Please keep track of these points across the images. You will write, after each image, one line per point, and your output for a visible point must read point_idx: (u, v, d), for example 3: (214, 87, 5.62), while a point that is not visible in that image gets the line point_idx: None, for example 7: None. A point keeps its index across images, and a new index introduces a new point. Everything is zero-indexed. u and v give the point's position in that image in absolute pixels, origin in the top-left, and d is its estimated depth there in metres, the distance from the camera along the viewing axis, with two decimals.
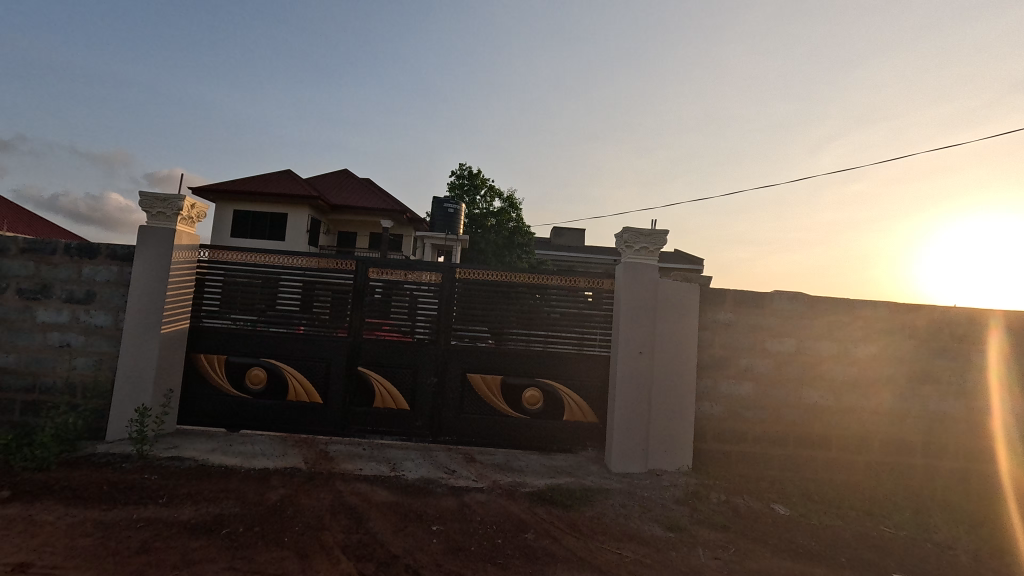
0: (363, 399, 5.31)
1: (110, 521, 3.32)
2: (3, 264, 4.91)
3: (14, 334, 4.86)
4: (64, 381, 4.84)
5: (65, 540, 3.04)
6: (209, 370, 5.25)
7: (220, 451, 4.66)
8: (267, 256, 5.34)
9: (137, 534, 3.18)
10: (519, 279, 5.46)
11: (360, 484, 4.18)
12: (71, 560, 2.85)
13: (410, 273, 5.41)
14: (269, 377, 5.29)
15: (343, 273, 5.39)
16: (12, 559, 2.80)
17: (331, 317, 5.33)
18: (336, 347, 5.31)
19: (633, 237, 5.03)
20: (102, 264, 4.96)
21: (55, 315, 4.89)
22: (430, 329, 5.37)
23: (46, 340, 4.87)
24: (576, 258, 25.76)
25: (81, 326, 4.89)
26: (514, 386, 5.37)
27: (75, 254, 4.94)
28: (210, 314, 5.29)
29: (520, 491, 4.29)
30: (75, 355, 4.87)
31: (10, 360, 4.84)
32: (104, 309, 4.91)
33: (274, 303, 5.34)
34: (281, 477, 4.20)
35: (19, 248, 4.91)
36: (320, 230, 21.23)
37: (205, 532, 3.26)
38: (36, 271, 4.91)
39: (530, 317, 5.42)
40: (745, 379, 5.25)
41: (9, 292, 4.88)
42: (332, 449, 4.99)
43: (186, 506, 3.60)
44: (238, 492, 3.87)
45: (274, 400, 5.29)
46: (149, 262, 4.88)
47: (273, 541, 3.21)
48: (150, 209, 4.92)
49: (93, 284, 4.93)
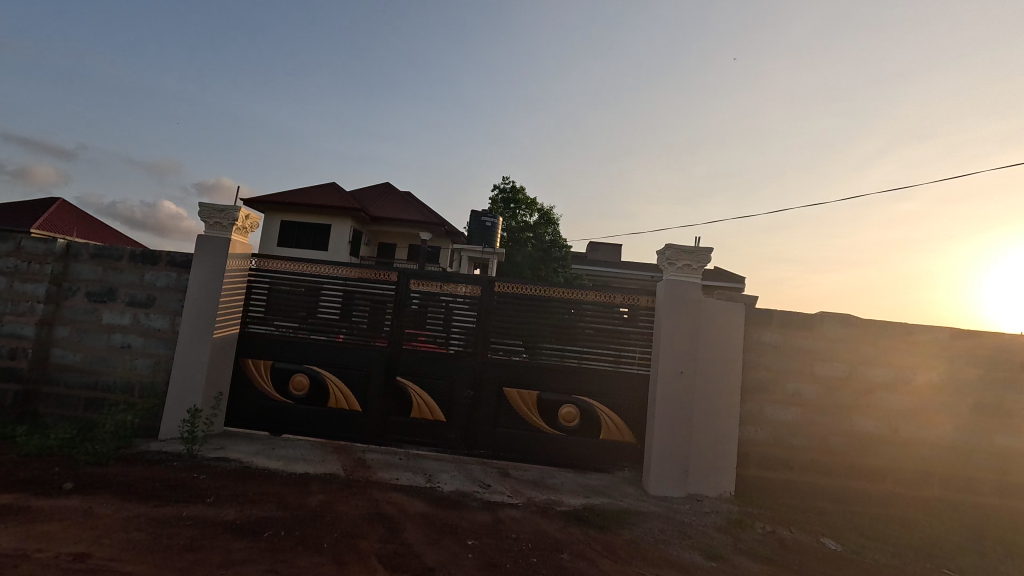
0: (400, 409, 5.37)
1: (161, 517, 3.45)
2: (75, 268, 5.25)
3: (81, 334, 5.18)
4: (124, 380, 5.11)
5: (120, 534, 3.18)
6: (255, 375, 5.44)
7: (263, 454, 4.80)
8: (311, 266, 5.54)
9: (186, 531, 3.30)
10: (554, 292, 5.44)
11: (396, 494, 4.22)
12: (125, 553, 2.97)
13: (447, 285, 5.49)
14: (311, 384, 5.43)
15: (382, 284, 5.51)
16: (73, 548, 2.95)
17: (371, 327, 5.46)
18: (374, 356, 5.42)
19: (675, 254, 4.94)
20: (162, 270, 5.24)
21: (118, 317, 5.18)
22: (465, 341, 5.41)
23: (109, 341, 5.16)
24: (611, 275, 25.55)
25: (140, 328, 5.16)
26: (550, 402, 5.32)
27: (138, 260, 5.25)
28: (256, 321, 5.51)
29: (555, 510, 4.22)
30: (135, 356, 5.13)
31: (76, 359, 5.15)
32: (162, 313, 5.18)
33: (315, 311, 5.50)
34: (320, 483, 4.27)
35: (90, 254, 5.26)
36: (361, 241, 21.84)
37: (248, 534, 3.34)
38: (104, 275, 5.23)
39: (565, 331, 5.39)
40: (791, 405, 5.04)
41: (78, 294, 5.22)
42: (369, 457, 5.05)
43: (231, 506, 3.71)
44: (280, 496, 3.96)
45: (315, 406, 5.42)
46: (204, 268, 5.13)
47: (312, 547, 3.27)
48: (208, 220, 5.19)
49: (154, 289, 5.21)
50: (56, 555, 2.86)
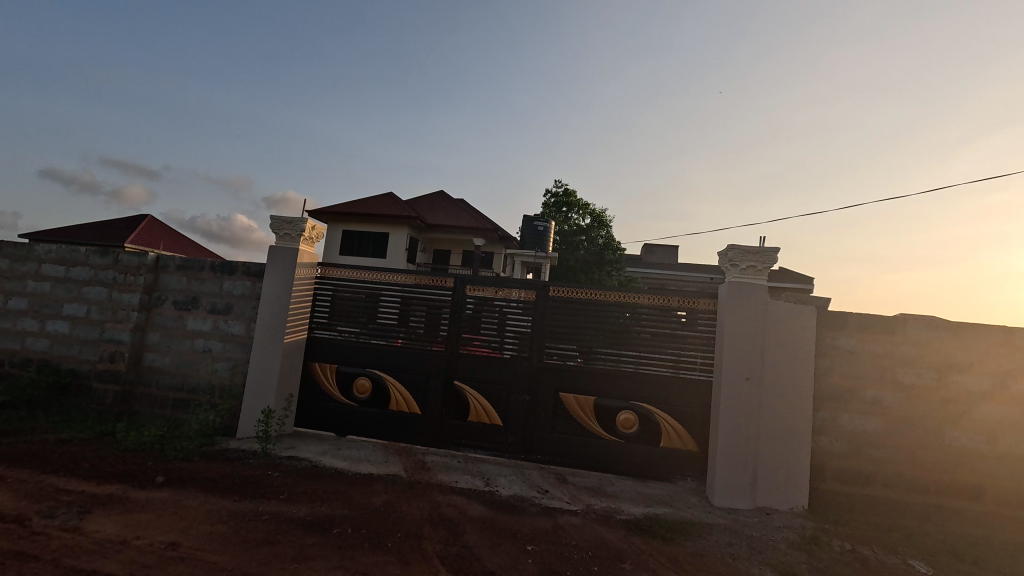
0: (458, 413, 5.46)
1: (241, 511, 3.68)
2: (164, 279, 5.72)
3: (169, 339, 5.63)
4: (206, 382, 5.51)
5: (206, 525, 3.42)
6: (322, 378, 5.71)
7: (330, 454, 5.02)
8: (371, 273, 5.75)
9: (263, 525, 3.50)
10: (609, 296, 5.36)
11: (456, 496, 4.29)
12: (211, 543, 3.19)
13: (501, 290, 5.54)
14: (373, 387, 5.63)
15: (439, 290, 5.63)
16: (166, 537, 3.20)
17: (428, 332, 5.59)
18: (432, 360, 5.55)
19: (738, 255, 4.74)
20: (238, 279, 5.61)
21: (200, 324, 5.59)
22: (520, 346, 5.43)
23: (194, 346, 5.57)
24: (667, 277, 24.87)
25: (220, 334, 5.55)
26: (607, 408, 5.24)
27: (218, 271, 5.65)
28: (322, 326, 5.78)
29: (615, 518, 4.14)
30: (215, 360, 5.52)
31: (165, 362, 5.60)
32: (239, 320, 5.54)
33: (376, 317, 5.71)
34: (384, 484, 4.41)
35: (176, 265, 5.71)
36: (417, 249, 22.46)
37: (319, 530, 3.50)
38: (188, 285, 5.67)
39: (622, 336, 5.29)
40: (871, 414, 4.69)
41: (167, 302, 5.68)
42: (429, 459, 5.16)
43: (303, 503, 3.90)
44: (347, 495, 4.12)
45: (377, 408, 5.61)
46: (275, 277, 5.44)
47: (378, 545, 3.38)
48: (279, 231, 5.51)
49: (232, 297, 5.59)
50: (152, 543, 3.12)
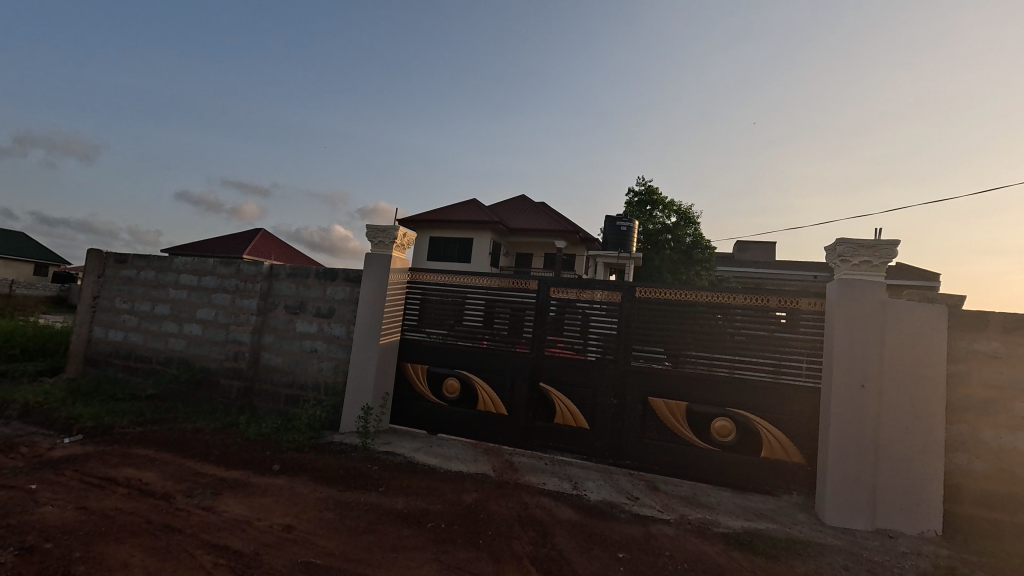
0: (544, 415, 5.48)
1: (345, 501, 3.95)
2: (277, 285, 6.31)
3: (282, 340, 6.19)
4: (313, 379, 5.99)
5: (316, 512, 3.71)
6: (414, 378, 5.99)
7: (423, 451, 5.24)
8: (458, 277, 5.94)
9: (365, 515, 3.73)
10: (699, 296, 5.10)
11: (545, 498, 4.29)
12: (321, 528, 3.46)
13: (584, 292, 5.49)
14: (462, 388, 5.80)
15: (522, 292, 5.70)
16: (283, 520, 3.52)
17: (513, 334, 5.67)
18: (517, 362, 5.62)
19: (849, 250, 4.30)
20: (339, 285, 6.05)
21: (307, 326, 6.10)
22: (606, 348, 5.34)
23: (302, 346, 6.09)
24: (763, 276, 23.22)
25: (325, 336, 6.01)
26: (700, 414, 4.99)
27: (322, 277, 6.13)
28: (413, 329, 6.07)
29: (712, 530, 3.93)
30: (321, 359, 5.99)
31: (279, 361, 6.17)
32: (340, 322, 5.97)
33: (462, 320, 5.89)
34: (474, 482, 4.53)
35: (287, 273, 6.28)
36: (500, 252, 22.89)
37: (415, 523, 3.67)
38: (297, 291, 6.21)
39: (714, 338, 5.01)
40: (1022, 430, 4.05)
41: (280, 307, 6.26)
42: (517, 460, 5.21)
43: (400, 497, 4.11)
44: (439, 491, 4.28)
45: (466, 408, 5.77)
46: (371, 282, 5.80)
47: (470, 541, 3.47)
48: (374, 239, 5.87)
49: (334, 301, 6.04)
50: (272, 524, 3.44)
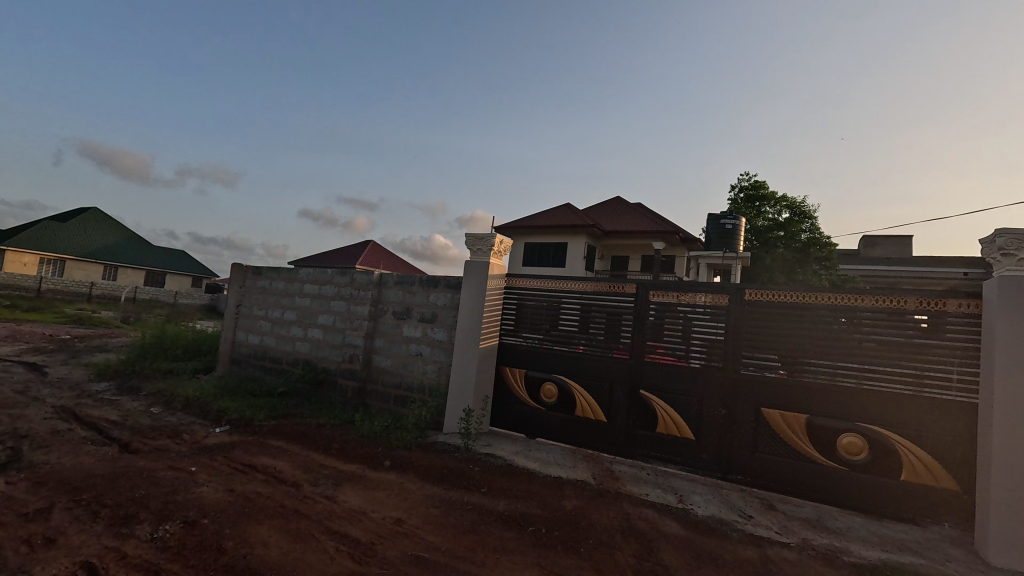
0: (645, 423, 5.29)
1: (450, 500, 4.12)
2: (386, 293, 6.78)
3: (391, 344, 6.62)
4: (419, 381, 6.33)
5: (423, 508, 3.91)
6: (513, 383, 6.09)
7: (522, 454, 5.31)
8: (554, 282, 5.97)
9: (469, 514, 3.86)
10: (818, 299, 4.63)
11: (648, 510, 4.14)
12: (428, 524, 3.64)
13: (686, 295, 5.24)
14: (560, 393, 5.79)
15: (619, 297, 5.58)
16: (394, 513, 3.76)
17: (610, 339, 5.56)
18: (615, 368, 5.49)
19: (1011, 241, 3.65)
20: (441, 292, 6.34)
21: (413, 331, 6.47)
22: (711, 355, 5.04)
23: (409, 350, 6.47)
24: (897, 274, 20.49)
25: (429, 340, 6.34)
26: (823, 428, 4.51)
27: (425, 285, 6.48)
28: (510, 334, 6.19)
29: (841, 559, 3.52)
30: (425, 363, 6.31)
31: (388, 363, 6.60)
32: (443, 327, 6.25)
33: (559, 325, 5.89)
34: (574, 489, 4.49)
35: (395, 281, 6.72)
36: (595, 256, 22.59)
37: (516, 526, 3.72)
38: (403, 297, 6.61)
39: (838, 345, 4.52)
40: None
41: (388, 313, 6.71)
42: (617, 468, 5.08)
43: (501, 499, 4.20)
44: (539, 495, 4.30)
45: (564, 414, 5.75)
46: (470, 289, 6.01)
47: (571, 549, 3.44)
48: (473, 247, 6.09)
49: (437, 307, 6.34)
50: (385, 517, 3.69)
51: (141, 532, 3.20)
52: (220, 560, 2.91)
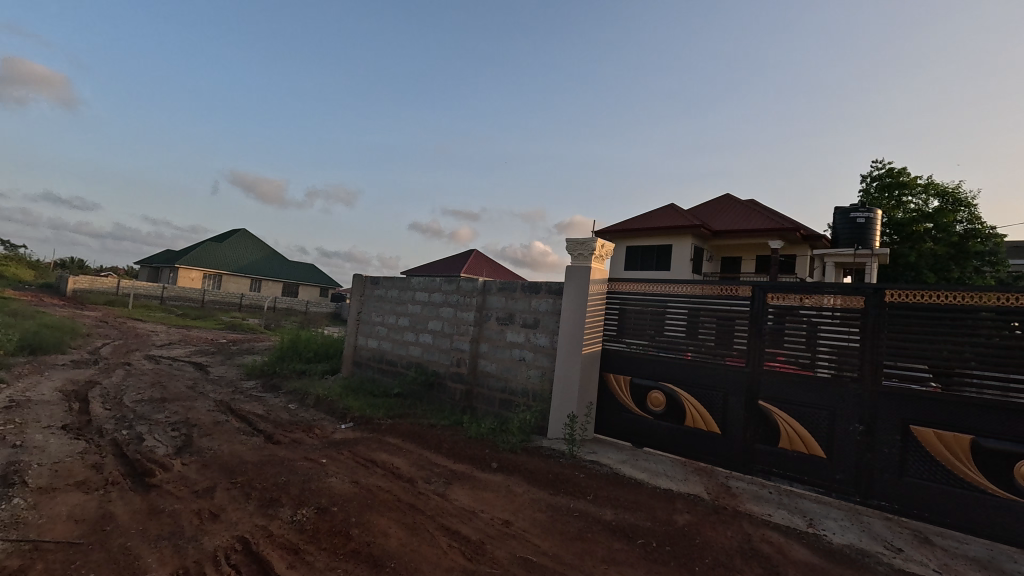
0: (766, 437, 4.87)
1: (556, 505, 4.12)
2: (490, 299, 6.99)
3: (495, 349, 6.81)
4: (523, 386, 6.42)
5: (530, 511, 3.95)
6: (617, 389, 5.94)
7: (629, 464, 5.15)
8: (659, 286, 5.74)
9: (576, 521, 3.83)
10: (982, 300, 3.96)
11: (771, 532, 3.80)
12: (535, 528, 3.66)
13: (810, 297, 4.76)
14: (668, 401, 5.54)
15: (732, 300, 5.21)
16: (502, 515, 3.84)
17: (722, 345, 5.21)
18: (729, 376, 5.13)
19: None
20: (543, 297, 6.40)
21: (516, 336, 6.59)
22: (843, 363, 4.51)
23: (512, 355, 6.60)
24: None
25: (531, 345, 6.41)
26: (994, 452, 3.82)
27: (527, 291, 6.57)
28: (614, 340, 6.05)
29: None
30: (529, 368, 6.39)
31: (492, 367, 6.79)
32: (545, 333, 6.30)
33: (665, 330, 5.65)
34: (686, 503, 4.26)
35: (498, 287, 6.91)
36: (703, 258, 21.36)
37: (625, 537, 3.61)
38: (506, 303, 6.77)
39: (1011, 354, 3.81)
40: None
41: (492, 318, 6.91)
42: (734, 484, 4.73)
43: (608, 508, 4.11)
44: (649, 507, 4.14)
45: (673, 423, 5.49)
46: (572, 294, 5.99)
47: (685, 566, 3.26)
48: (574, 252, 6.07)
49: (539, 313, 6.40)
50: (493, 517, 3.78)
51: (284, 514, 3.61)
52: (348, 545, 3.19)
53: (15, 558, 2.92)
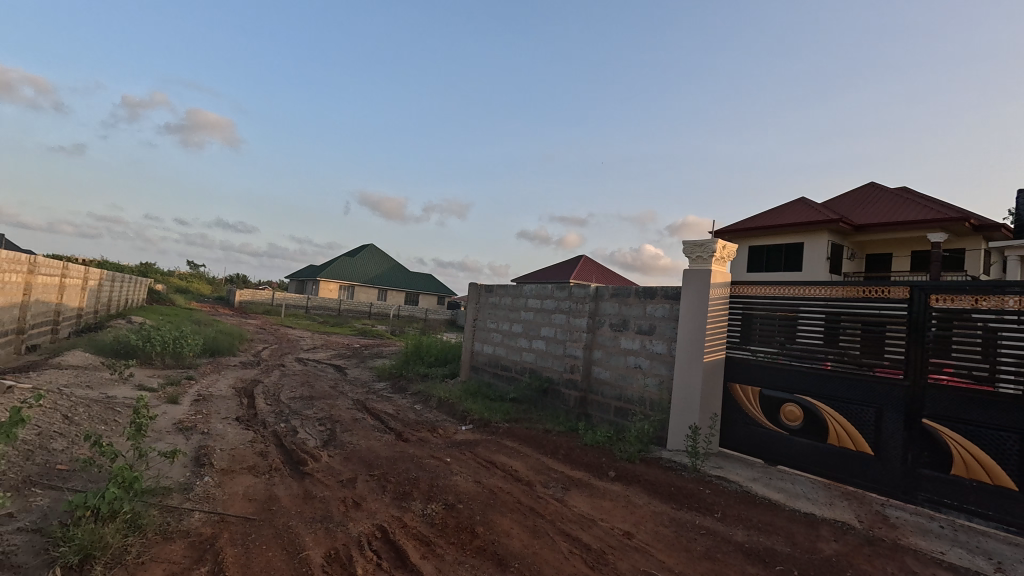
0: (934, 461, 4.20)
1: (680, 520, 3.93)
2: (603, 305, 6.91)
3: (609, 355, 6.71)
4: (640, 394, 6.24)
5: (652, 524, 3.82)
6: (745, 401, 5.51)
7: (762, 482, 4.75)
8: (791, 288, 5.24)
9: (703, 539, 3.62)
10: None
11: (945, 572, 3.26)
12: (658, 542, 3.53)
13: (988, 299, 4.03)
14: (805, 416, 5.02)
15: (883, 303, 4.59)
16: (623, 525, 3.76)
17: (872, 354, 4.61)
18: (882, 389, 4.51)
19: None
20: (659, 303, 6.17)
21: (631, 343, 6.43)
22: None
23: (627, 362, 6.44)
24: None
25: (647, 352, 6.21)
26: None
27: (642, 296, 6.39)
28: (739, 347, 5.63)
29: None
30: (646, 376, 6.19)
31: (607, 375, 6.69)
32: (662, 340, 6.07)
33: (800, 337, 5.13)
34: (832, 530, 3.82)
35: (611, 293, 6.81)
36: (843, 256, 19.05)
37: (760, 561, 3.34)
38: (620, 309, 6.64)
39: None
40: None
41: (606, 325, 6.82)
42: (893, 514, 4.14)
43: (739, 528, 3.83)
44: (787, 531, 3.78)
45: (813, 440, 4.96)
46: (690, 299, 5.70)
47: None
48: (691, 255, 5.78)
49: (654, 319, 6.19)
50: (613, 527, 3.72)
51: (416, 507, 3.89)
52: (474, 542, 3.34)
53: (208, 526, 3.50)
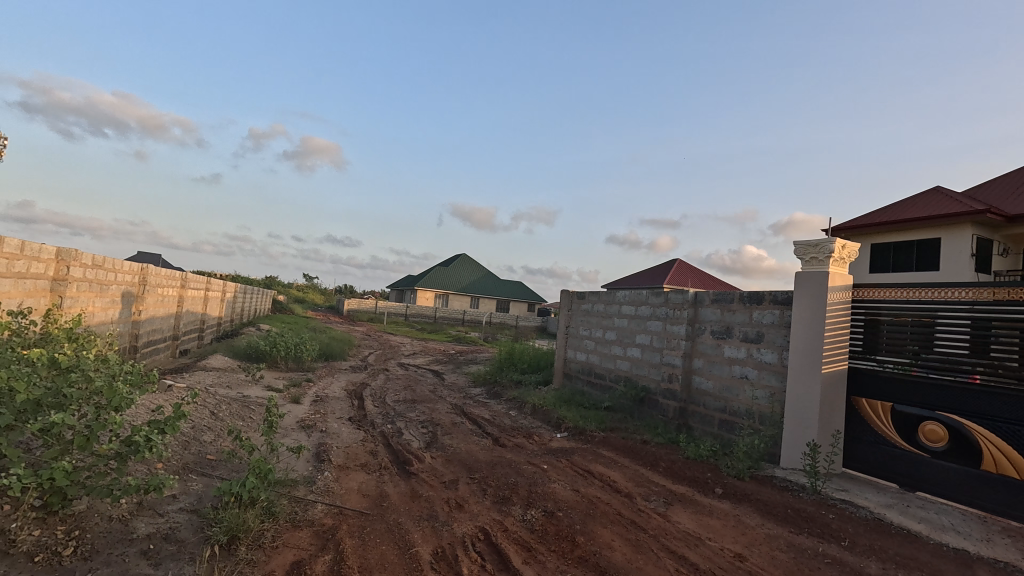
0: None
1: (800, 545, 3.62)
2: (703, 311, 6.58)
3: (711, 365, 6.36)
4: (747, 407, 5.84)
5: (767, 548, 3.55)
6: (874, 418, 4.94)
7: (898, 510, 4.22)
8: (929, 291, 4.64)
9: (828, 569, 3.30)
10: None
11: None
12: (775, 567, 3.28)
13: None
14: (952, 437, 4.39)
15: None
16: (734, 546, 3.53)
17: None
18: None
19: None
20: (767, 308, 5.76)
21: (736, 352, 6.05)
22: None
23: (732, 372, 6.07)
24: None
25: (755, 362, 5.81)
26: None
27: (747, 302, 6.00)
28: (864, 357, 5.06)
29: None
30: (754, 387, 5.79)
31: (709, 385, 6.34)
32: (772, 348, 5.64)
33: (941, 346, 4.50)
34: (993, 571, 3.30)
35: (712, 299, 6.47)
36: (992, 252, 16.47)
37: None
38: (722, 316, 6.29)
39: None
40: None
41: (707, 332, 6.48)
42: None
43: (872, 560, 3.43)
44: (933, 568, 3.33)
45: (962, 465, 4.32)
46: (805, 304, 5.25)
47: None
48: (804, 256, 5.33)
49: (762, 326, 5.78)
50: (723, 548, 3.51)
51: (516, 512, 3.96)
52: (575, 551, 3.33)
53: (331, 517, 3.83)
